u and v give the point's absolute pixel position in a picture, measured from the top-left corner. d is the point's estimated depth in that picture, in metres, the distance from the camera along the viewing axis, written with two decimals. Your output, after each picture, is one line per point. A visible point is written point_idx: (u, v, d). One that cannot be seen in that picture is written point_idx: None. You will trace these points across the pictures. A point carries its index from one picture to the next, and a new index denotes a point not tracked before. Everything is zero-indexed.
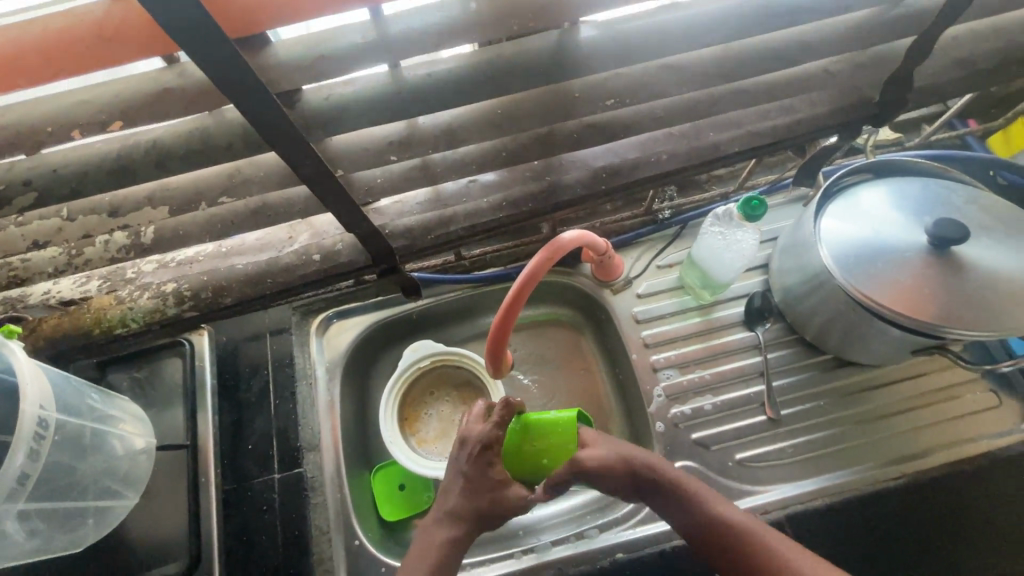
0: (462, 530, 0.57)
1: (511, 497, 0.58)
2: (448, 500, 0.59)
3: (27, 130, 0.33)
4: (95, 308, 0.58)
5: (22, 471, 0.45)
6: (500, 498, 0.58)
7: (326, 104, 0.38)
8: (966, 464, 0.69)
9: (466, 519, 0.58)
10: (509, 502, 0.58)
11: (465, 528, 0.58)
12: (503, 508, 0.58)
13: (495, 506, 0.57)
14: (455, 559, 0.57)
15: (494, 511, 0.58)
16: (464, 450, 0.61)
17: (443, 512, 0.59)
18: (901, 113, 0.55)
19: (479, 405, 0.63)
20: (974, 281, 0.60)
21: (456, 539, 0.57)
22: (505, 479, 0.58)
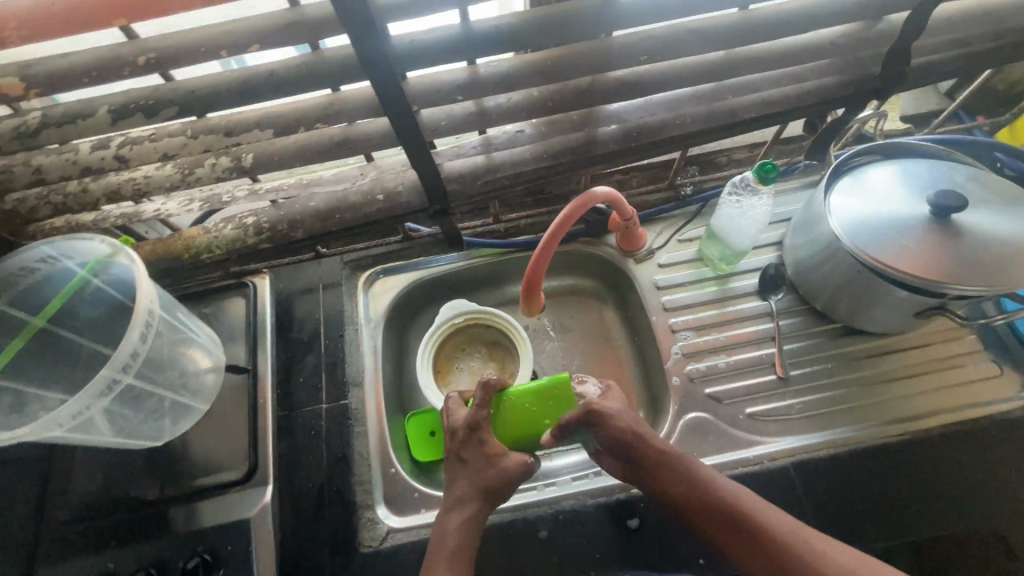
0: (473, 509, 0.63)
1: (510, 465, 0.65)
2: (453, 488, 0.64)
3: (184, 50, 0.42)
4: (186, 237, 0.67)
5: (134, 349, 0.54)
6: (500, 470, 0.65)
7: (411, 46, 0.47)
8: (964, 424, 0.74)
9: (474, 496, 0.63)
10: (509, 472, 0.65)
11: (477, 506, 0.63)
12: (507, 476, 0.64)
13: (498, 477, 0.64)
14: (474, 537, 0.62)
15: (499, 482, 0.64)
16: (455, 439, 0.67)
17: (452, 501, 0.64)
18: (902, 88, 0.62)
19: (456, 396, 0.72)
20: (974, 245, 0.65)
21: (472, 518, 0.62)
22: (500, 454, 0.65)
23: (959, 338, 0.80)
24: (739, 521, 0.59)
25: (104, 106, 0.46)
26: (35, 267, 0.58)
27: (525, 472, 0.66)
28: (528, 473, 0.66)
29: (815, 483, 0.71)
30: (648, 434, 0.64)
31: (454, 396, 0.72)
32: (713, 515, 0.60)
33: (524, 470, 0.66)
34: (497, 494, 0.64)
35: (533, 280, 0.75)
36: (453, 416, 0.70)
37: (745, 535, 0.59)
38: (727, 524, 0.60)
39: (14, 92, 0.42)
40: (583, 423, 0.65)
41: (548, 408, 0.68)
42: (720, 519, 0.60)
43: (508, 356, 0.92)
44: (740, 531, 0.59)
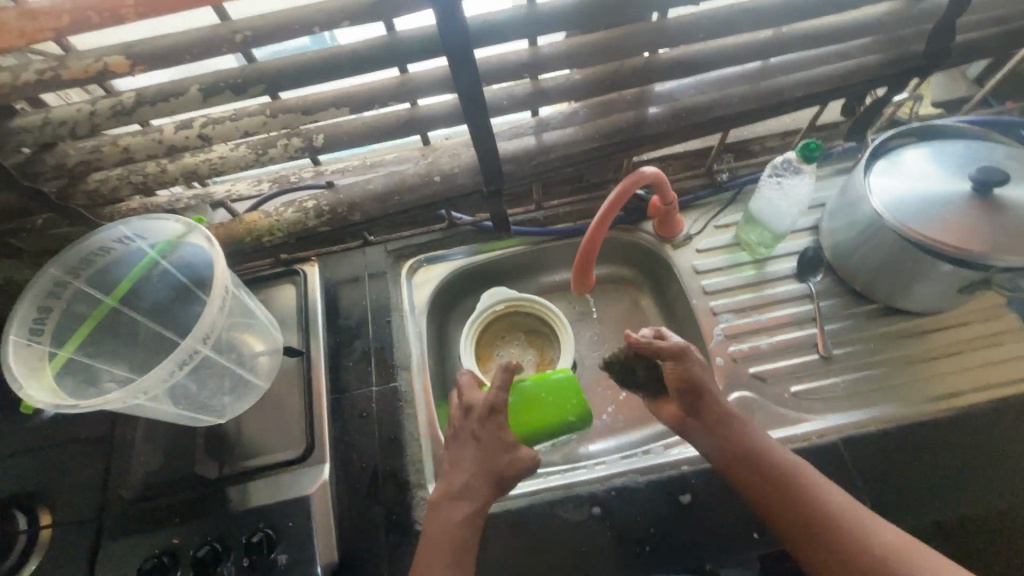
0: (481, 497, 0.62)
1: (522, 456, 0.65)
2: (457, 476, 0.63)
3: (278, 28, 0.45)
4: (247, 222, 0.69)
5: (214, 320, 0.56)
6: (513, 458, 0.65)
7: (483, 24, 0.50)
8: (1010, 399, 0.74)
9: (483, 486, 0.63)
10: (519, 465, 0.64)
11: (484, 495, 0.63)
12: (517, 470, 0.64)
13: (509, 467, 0.64)
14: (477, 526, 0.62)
15: (510, 472, 0.64)
16: (471, 419, 0.67)
17: (456, 492, 0.62)
18: (944, 65, 0.63)
19: (468, 379, 0.73)
20: (1018, 219, 0.66)
21: (478, 507, 0.62)
22: (514, 443, 0.65)
23: (999, 316, 0.81)
24: (789, 492, 0.60)
25: (194, 85, 0.48)
26: (110, 248, 0.60)
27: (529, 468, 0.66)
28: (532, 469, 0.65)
29: (864, 458, 0.72)
30: (716, 393, 0.65)
31: (468, 376, 0.73)
32: (759, 479, 0.61)
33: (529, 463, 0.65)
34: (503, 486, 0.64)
35: (589, 254, 0.76)
36: (467, 395, 0.70)
37: (790, 504, 0.59)
38: (773, 490, 0.60)
39: (119, 70, 0.45)
40: (670, 356, 0.65)
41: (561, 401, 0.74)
42: (765, 482, 0.61)
43: (548, 343, 0.94)
44: (787, 498, 0.60)
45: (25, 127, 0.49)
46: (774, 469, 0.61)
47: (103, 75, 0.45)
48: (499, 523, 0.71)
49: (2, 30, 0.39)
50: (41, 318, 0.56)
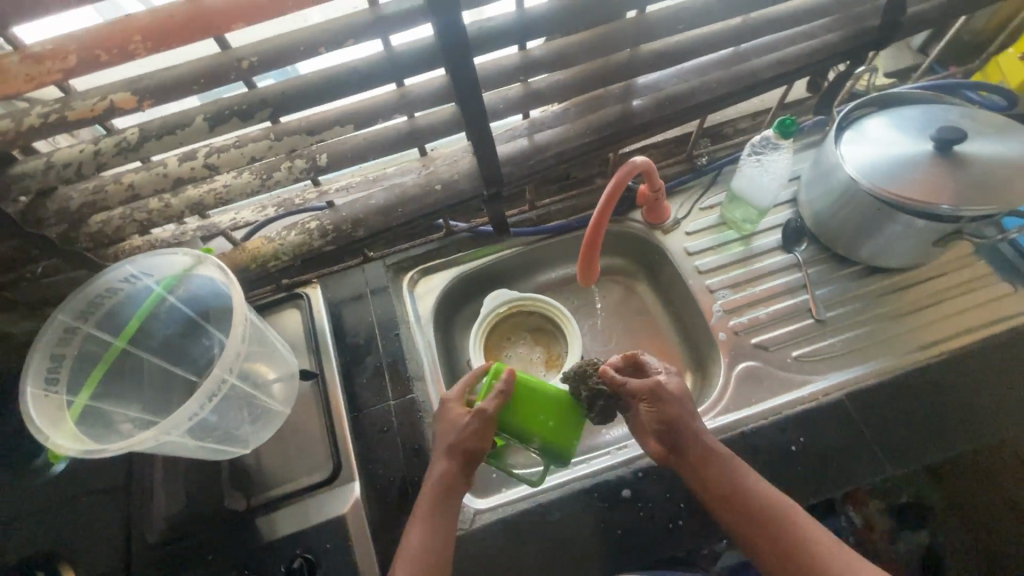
0: (448, 473, 0.65)
1: (466, 419, 0.66)
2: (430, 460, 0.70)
3: (284, 52, 0.45)
4: (250, 249, 0.69)
5: (237, 348, 0.56)
6: (462, 431, 0.66)
7: (478, 33, 0.51)
8: (992, 339, 0.80)
9: (447, 461, 0.66)
10: (477, 425, 0.66)
11: (450, 473, 0.66)
12: (474, 434, 0.66)
13: (460, 438, 0.66)
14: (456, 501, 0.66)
15: (464, 444, 0.66)
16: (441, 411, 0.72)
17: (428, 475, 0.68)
18: (898, 36, 0.68)
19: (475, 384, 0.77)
20: (981, 169, 0.72)
21: (449, 484, 0.65)
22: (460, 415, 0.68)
23: (971, 264, 0.87)
24: (764, 520, 0.61)
25: (200, 116, 0.49)
26: (117, 288, 0.60)
27: (488, 423, 0.66)
28: (493, 421, 0.66)
29: (869, 410, 0.75)
30: (698, 427, 0.65)
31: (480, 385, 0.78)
32: (751, 513, 0.62)
33: (487, 419, 0.66)
34: (471, 455, 0.66)
35: (593, 246, 0.78)
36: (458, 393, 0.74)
37: (775, 540, 0.60)
38: (765, 529, 0.61)
39: (126, 107, 0.45)
40: (647, 393, 0.66)
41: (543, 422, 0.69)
42: (757, 518, 0.61)
43: (554, 339, 0.95)
44: (778, 539, 0.60)
45: (29, 173, 0.48)
46: (772, 510, 0.61)
47: (109, 113, 0.45)
48: (532, 517, 0.73)
49: (10, 76, 0.39)
50: (54, 367, 0.55)
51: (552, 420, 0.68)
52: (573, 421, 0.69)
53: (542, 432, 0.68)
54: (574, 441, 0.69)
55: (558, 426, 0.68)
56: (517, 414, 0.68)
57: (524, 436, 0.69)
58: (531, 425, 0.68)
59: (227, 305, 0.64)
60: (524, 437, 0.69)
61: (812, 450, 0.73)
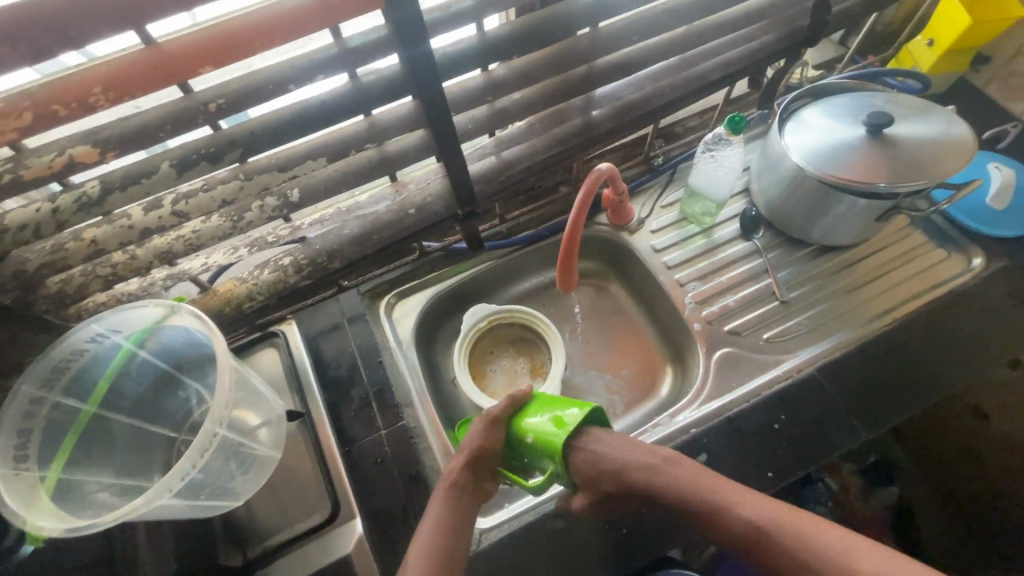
0: (457, 469, 0.68)
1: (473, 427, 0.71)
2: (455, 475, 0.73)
3: (252, 90, 0.45)
4: (223, 292, 0.66)
5: (223, 401, 0.54)
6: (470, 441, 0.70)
7: (443, 57, 0.52)
8: (938, 303, 0.86)
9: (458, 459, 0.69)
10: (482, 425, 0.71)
11: (458, 472, 0.68)
12: (479, 435, 0.69)
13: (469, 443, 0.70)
14: (466, 504, 0.66)
15: (471, 449, 0.69)
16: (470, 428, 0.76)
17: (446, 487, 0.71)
18: (827, 32, 0.74)
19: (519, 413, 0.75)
20: (910, 150, 0.78)
21: (457, 484, 0.67)
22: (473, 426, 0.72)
23: (909, 236, 0.94)
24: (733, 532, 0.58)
25: (165, 162, 0.47)
26: (83, 349, 0.56)
27: (495, 425, 0.70)
28: (501, 423, 0.70)
29: (840, 381, 0.80)
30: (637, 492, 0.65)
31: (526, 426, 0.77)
32: (730, 535, 0.58)
33: (489, 424, 0.70)
34: (477, 454, 0.69)
35: (570, 252, 0.80)
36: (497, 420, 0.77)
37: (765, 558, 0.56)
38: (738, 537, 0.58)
39: (86, 160, 0.43)
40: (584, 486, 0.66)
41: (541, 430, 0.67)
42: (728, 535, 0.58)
43: (537, 347, 0.96)
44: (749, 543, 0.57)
45: None
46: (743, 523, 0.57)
47: (69, 168, 0.42)
48: (538, 529, 0.73)
49: None
50: (22, 443, 0.51)
51: (546, 420, 0.68)
52: (567, 420, 0.67)
53: (533, 427, 0.68)
54: (559, 437, 0.65)
55: (548, 424, 0.67)
56: (515, 418, 0.70)
57: (520, 436, 0.69)
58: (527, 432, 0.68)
59: (208, 353, 0.62)
60: (522, 439, 0.69)
61: (793, 426, 0.77)
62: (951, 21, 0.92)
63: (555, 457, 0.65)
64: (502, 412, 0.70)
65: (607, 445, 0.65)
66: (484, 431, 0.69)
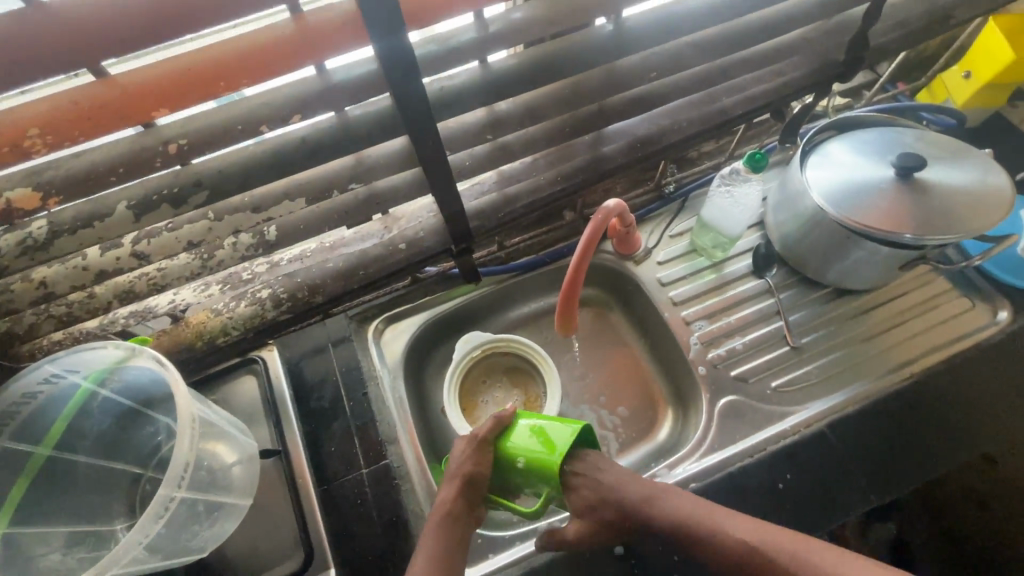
0: (449, 498, 0.64)
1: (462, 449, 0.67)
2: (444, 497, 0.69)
3: (220, 131, 0.39)
4: (194, 324, 0.61)
5: (185, 460, 0.49)
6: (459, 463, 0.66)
7: (441, 94, 0.47)
8: (957, 359, 0.82)
9: (448, 487, 0.65)
10: (470, 448, 0.66)
11: (451, 499, 0.65)
12: (468, 458, 0.66)
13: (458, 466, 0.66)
14: (462, 532, 0.64)
15: (461, 473, 0.65)
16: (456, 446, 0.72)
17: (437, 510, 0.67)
18: (862, 69, 0.68)
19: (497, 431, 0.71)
20: (940, 198, 0.73)
21: (451, 511, 0.64)
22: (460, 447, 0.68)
23: (931, 282, 0.89)
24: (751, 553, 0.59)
25: (122, 203, 0.42)
26: (35, 391, 0.52)
27: (483, 447, 0.66)
28: (488, 446, 0.66)
29: (850, 439, 0.76)
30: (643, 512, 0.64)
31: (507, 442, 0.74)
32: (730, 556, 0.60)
33: (478, 446, 0.66)
34: (467, 480, 0.65)
35: (572, 291, 0.75)
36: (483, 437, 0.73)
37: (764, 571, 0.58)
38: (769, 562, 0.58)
39: (27, 205, 0.38)
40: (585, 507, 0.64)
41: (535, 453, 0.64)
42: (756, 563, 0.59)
43: (532, 379, 0.92)
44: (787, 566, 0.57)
45: None
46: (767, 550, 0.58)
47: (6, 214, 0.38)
48: None
49: None
50: None
51: (535, 442, 0.64)
52: (558, 440, 0.64)
53: (523, 452, 0.64)
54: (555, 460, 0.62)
55: (541, 447, 0.64)
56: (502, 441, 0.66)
57: (509, 460, 0.65)
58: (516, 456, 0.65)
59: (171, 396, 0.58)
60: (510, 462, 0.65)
61: (799, 487, 0.73)
62: (992, 55, 0.86)
63: (554, 481, 0.63)
64: (489, 433, 0.66)
65: (611, 476, 0.65)
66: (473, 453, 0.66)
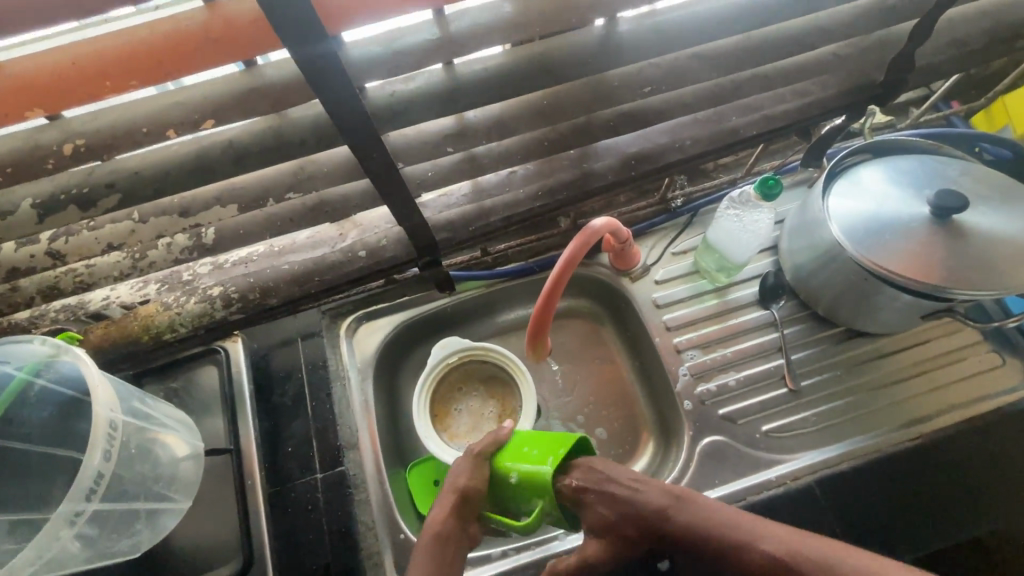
0: (440, 519, 0.59)
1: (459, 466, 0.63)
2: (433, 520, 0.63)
3: (124, 132, 0.35)
4: (142, 316, 0.58)
5: (98, 470, 0.46)
6: (454, 481, 0.62)
7: (389, 101, 0.41)
8: (977, 421, 0.73)
9: (440, 505, 0.61)
10: (464, 463, 0.63)
11: (443, 521, 0.59)
12: (464, 473, 0.62)
13: (454, 481, 0.62)
14: (454, 552, 0.59)
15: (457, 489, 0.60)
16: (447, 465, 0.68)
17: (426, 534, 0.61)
18: (903, 92, 0.59)
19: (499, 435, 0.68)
20: (976, 246, 0.64)
21: (442, 535, 0.59)
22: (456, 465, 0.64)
23: (958, 331, 0.80)
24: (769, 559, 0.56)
25: (26, 200, 0.38)
26: None
27: (479, 463, 0.62)
28: (484, 461, 0.62)
29: (839, 498, 0.70)
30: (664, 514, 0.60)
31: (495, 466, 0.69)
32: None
33: (475, 459, 0.62)
34: (460, 498, 0.60)
35: (547, 306, 0.67)
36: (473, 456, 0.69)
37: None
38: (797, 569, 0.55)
39: None
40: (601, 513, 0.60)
41: (526, 463, 0.59)
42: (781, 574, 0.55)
43: (509, 391, 0.87)
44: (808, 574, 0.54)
45: None
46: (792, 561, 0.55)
47: None
48: None
49: None
50: None
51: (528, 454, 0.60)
52: (550, 451, 0.60)
53: (516, 466, 0.60)
54: (545, 470, 0.57)
55: (531, 457, 0.60)
56: (495, 458, 0.62)
57: (502, 476, 0.61)
58: (506, 469, 0.60)
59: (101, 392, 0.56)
60: (503, 477, 0.61)
61: None
62: None
63: (545, 494, 0.57)
64: (484, 448, 0.63)
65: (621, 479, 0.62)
66: (469, 469, 0.62)
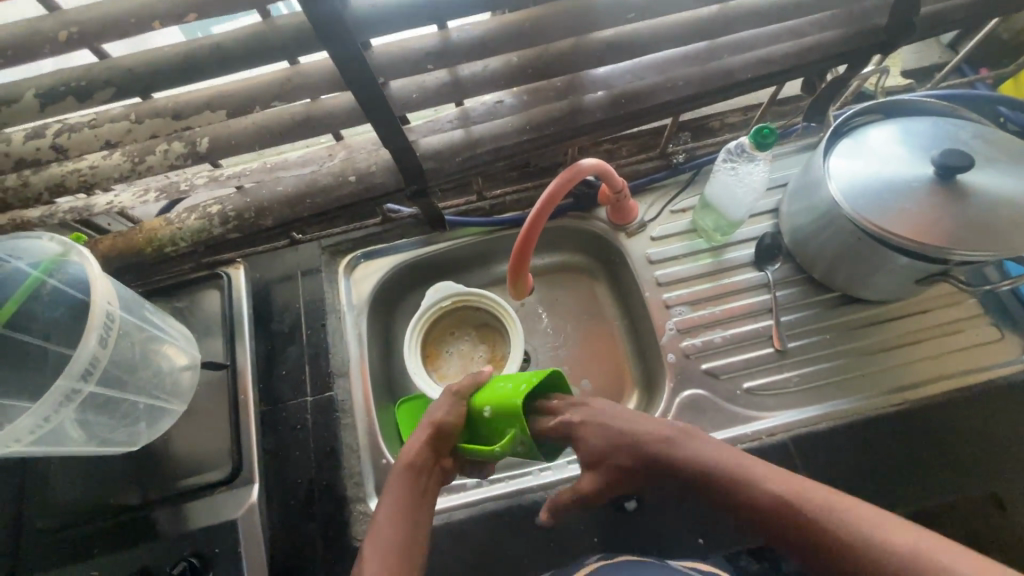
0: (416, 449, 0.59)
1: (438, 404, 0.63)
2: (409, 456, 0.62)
3: (116, 21, 0.38)
4: (147, 230, 0.62)
5: (94, 354, 0.52)
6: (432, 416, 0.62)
7: (373, 9, 0.41)
8: (967, 391, 0.72)
9: (418, 436, 0.60)
10: (445, 400, 0.63)
11: (418, 452, 0.59)
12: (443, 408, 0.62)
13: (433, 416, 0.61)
14: (427, 484, 0.58)
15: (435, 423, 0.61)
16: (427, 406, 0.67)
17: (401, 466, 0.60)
18: (908, 40, 0.57)
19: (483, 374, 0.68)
20: (977, 207, 0.62)
21: (417, 466, 0.58)
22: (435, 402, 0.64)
23: (959, 303, 0.78)
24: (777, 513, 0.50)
25: (30, 90, 0.41)
26: None
27: (458, 398, 0.62)
28: (464, 397, 0.62)
29: (813, 455, 0.70)
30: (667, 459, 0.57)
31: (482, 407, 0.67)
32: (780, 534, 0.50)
33: (454, 396, 0.63)
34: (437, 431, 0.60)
35: (528, 243, 0.69)
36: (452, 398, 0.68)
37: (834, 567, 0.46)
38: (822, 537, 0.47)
39: None
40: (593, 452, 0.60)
41: (500, 394, 0.59)
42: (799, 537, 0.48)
43: (499, 337, 0.89)
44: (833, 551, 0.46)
45: None
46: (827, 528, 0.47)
47: None
48: (439, 534, 0.68)
49: None
50: None
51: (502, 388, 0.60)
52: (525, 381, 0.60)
53: (490, 399, 0.60)
54: (519, 394, 0.57)
55: (506, 388, 0.60)
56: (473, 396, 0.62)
57: (477, 412, 0.61)
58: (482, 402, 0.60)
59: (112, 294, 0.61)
60: (479, 412, 0.61)
61: None
62: None
63: (517, 418, 0.56)
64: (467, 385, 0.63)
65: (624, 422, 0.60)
66: (447, 405, 0.62)
